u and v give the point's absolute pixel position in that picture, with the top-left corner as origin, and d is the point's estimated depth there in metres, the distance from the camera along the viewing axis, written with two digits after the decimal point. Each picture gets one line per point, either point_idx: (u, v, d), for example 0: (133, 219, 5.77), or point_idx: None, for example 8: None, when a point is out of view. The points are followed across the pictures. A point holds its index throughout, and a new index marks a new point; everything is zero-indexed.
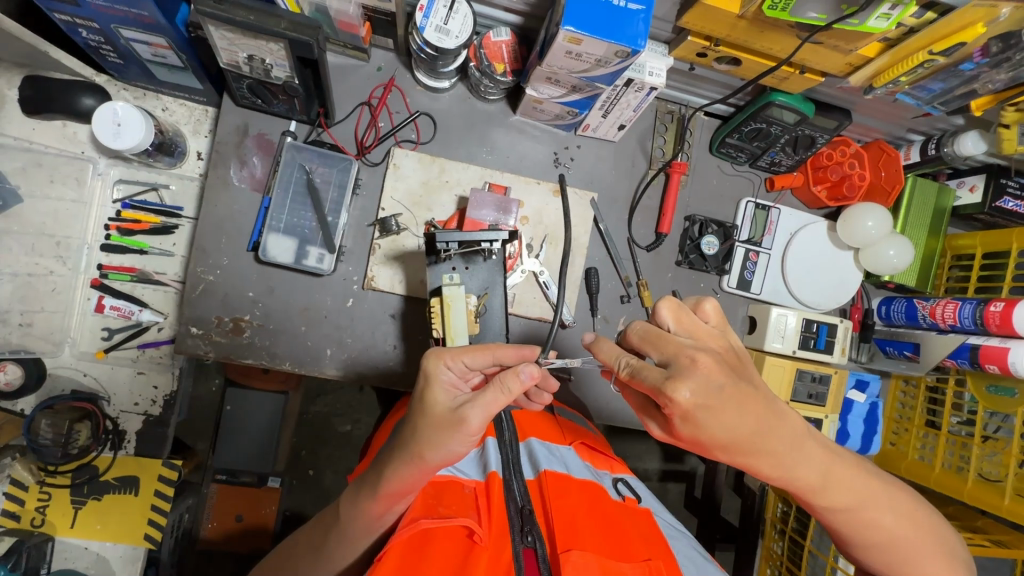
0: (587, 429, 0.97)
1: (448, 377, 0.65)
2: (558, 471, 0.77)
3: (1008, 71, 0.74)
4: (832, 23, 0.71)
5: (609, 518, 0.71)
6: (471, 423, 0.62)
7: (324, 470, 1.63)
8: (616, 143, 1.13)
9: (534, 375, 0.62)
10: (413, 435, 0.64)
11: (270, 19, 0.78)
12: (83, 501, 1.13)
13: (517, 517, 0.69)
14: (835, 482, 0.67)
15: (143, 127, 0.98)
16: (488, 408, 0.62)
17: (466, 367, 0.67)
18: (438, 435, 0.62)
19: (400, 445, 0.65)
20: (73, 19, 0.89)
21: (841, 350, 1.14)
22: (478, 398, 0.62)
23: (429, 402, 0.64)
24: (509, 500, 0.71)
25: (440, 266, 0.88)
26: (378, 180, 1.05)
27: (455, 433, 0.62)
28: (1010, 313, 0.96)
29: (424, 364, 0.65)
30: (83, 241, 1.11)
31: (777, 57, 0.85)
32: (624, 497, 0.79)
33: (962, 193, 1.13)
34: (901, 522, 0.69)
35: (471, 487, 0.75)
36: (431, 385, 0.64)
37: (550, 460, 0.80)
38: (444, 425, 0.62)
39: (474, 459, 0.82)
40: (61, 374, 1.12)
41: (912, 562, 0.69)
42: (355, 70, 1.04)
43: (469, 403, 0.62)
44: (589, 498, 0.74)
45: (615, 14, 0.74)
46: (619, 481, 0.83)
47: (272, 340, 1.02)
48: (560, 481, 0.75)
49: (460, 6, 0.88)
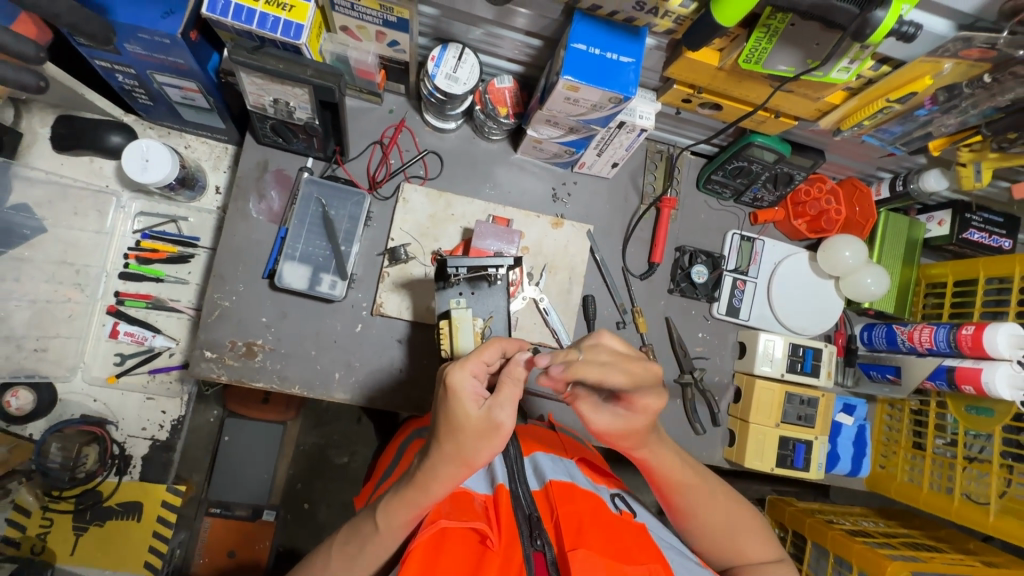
0: (586, 446, 1.01)
1: (472, 384, 0.68)
2: (564, 480, 0.80)
3: (957, 116, 0.83)
4: (800, 75, 0.78)
5: (611, 522, 0.75)
6: (503, 423, 0.67)
7: (319, 503, 1.65)
8: (610, 180, 1.22)
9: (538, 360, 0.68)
10: (451, 448, 0.67)
11: (296, 67, 0.87)
12: (84, 528, 1.13)
13: (525, 523, 0.73)
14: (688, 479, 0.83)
15: (170, 161, 1.05)
16: (515, 404, 0.68)
17: (483, 369, 0.70)
18: (480, 441, 0.67)
19: (437, 455, 0.68)
20: (111, 65, 0.98)
21: (827, 374, 1.20)
22: (501, 400, 0.67)
23: (457, 415, 0.67)
24: (516, 508, 0.75)
25: (448, 291, 0.92)
26: (389, 213, 1.12)
27: (494, 436, 0.67)
28: (981, 335, 1.02)
29: (448, 378, 0.67)
30: (103, 269, 1.16)
31: (753, 103, 0.94)
32: (622, 511, 0.82)
33: (931, 226, 1.23)
34: (735, 518, 0.84)
35: (482, 500, 0.78)
36: (458, 399, 0.67)
37: (556, 471, 0.83)
38: (482, 432, 0.67)
39: (483, 475, 0.86)
40: (73, 399, 1.14)
41: (741, 542, 0.83)
42: (368, 112, 1.12)
43: (498, 406, 0.67)
44: (596, 507, 0.76)
45: (608, 65, 0.82)
46: (617, 496, 0.87)
47: (283, 364, 1.06)
48: (566, 489, 0.78)
49: (468, 57, 0.98)
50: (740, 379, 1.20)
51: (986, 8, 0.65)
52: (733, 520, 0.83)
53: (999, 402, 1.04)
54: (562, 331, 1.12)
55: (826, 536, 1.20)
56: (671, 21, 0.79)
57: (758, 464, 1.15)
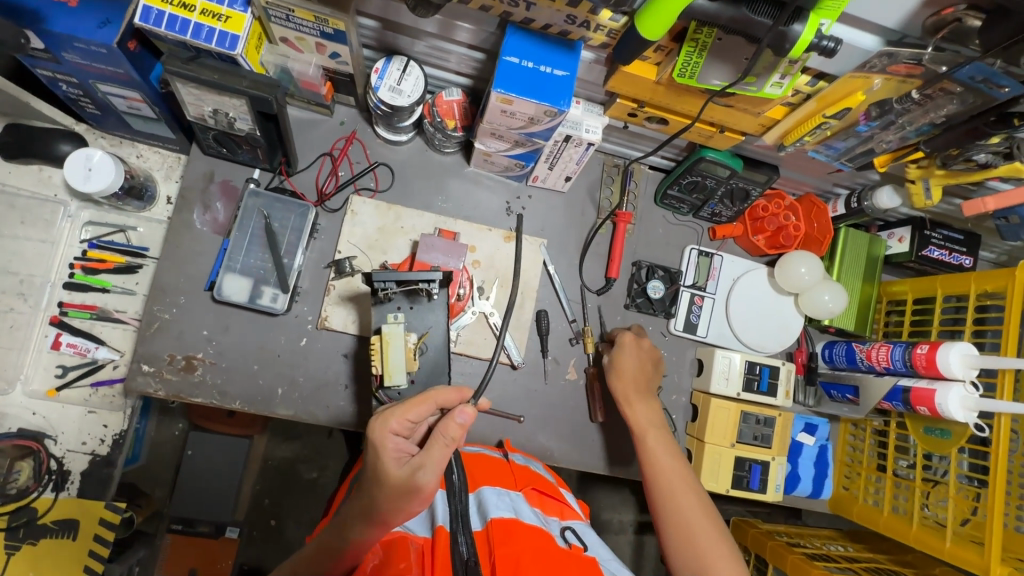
0: (543, 474, 0.98)
1: (395, 442, 0.70)
2: (508, 517, 0.77)
3: (896, 132, 0.81)
4: (730, 88, 0.76)
5: (556, 563, 0.72)
6: (425, 485, 0.67)
7: (286, 519, 1.68)
8: (566, 194, 1.20)
9: (469, 417, 0.71)
10: (371, 507, 0.67)
11: (232, 78, 0.87)
12: (17, 546, 1.09)
13: (461, 569, 0.70)
14: (677, 480, 0.93)
15: (114, 171, 1.04)
16: (440, 467, 0.69)
17: (409, 426, 0.73)
18: (398, 503, 0.67)
19: (359, 513, 0.68)
20: (54, 74, 0.97)
21: (785, 393, 1.17)
22: (427, 460, 0.68)
23: (378, 471, 0.68)
24: (455, 553, 0.72)
25: (385, 306, 0.90)
26: (337, 225, 1.10)
27: (414, 499, 0.67)
28: (934, 355, 1.00)
29: (371, 437, 0.70)
30: (47, 279, 1.15)
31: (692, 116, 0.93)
32: (571, 545, 0.79)
33: (892, 243, 1.21)
34: (708, 536, 0.86)
35: (418, 543, 0.75)
36: (381, 457, 0.69)
37: (500, 506, 0.80)
38: (401, 494, 0.67)
39: (424, 516, 0.83)
40: (10, 412, 1.11)
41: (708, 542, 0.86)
42: (319, 124, 1.12)
43: (421, 467, 0.68)
44: (539, 545, 0.74)
45: (542, 79, 0.82)
46: (567, 529, 0.84)
47: (223, 378, 1.04)
48: (507, 528, 0.75)
49: (413, 69, 0.97)
50: (697, 397, 1.18)
51: (910, 22, 0.65)
52: (710, 535, 0.86)
53: (956, 423, 1.01)
54: (511, 347, 1.11)
55: (785, 560, 1.17)
56: (604, 34, 0.78)
57: (715, 485, 1.12)
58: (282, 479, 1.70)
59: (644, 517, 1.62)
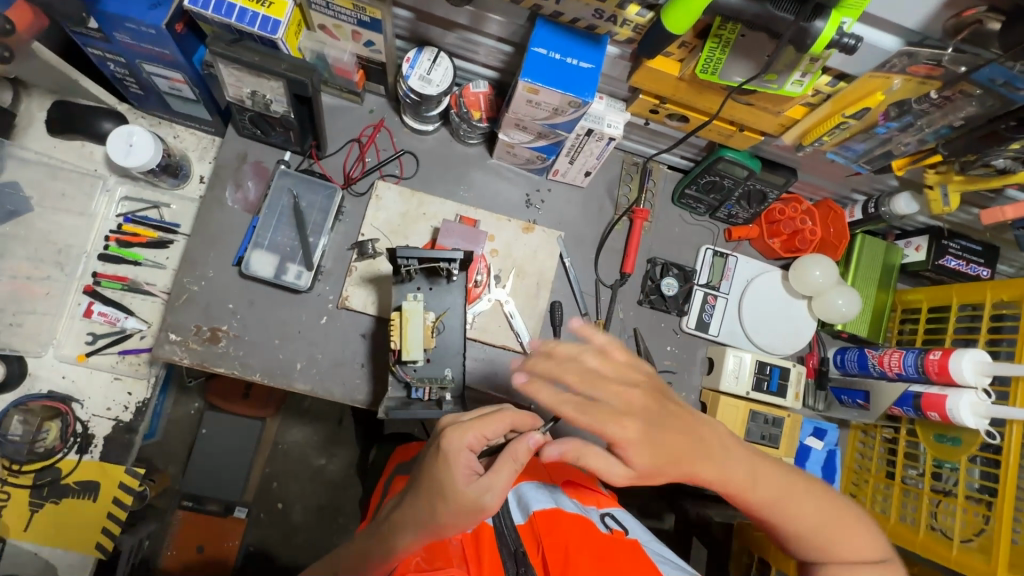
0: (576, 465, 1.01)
1: (467, 458, 0.70)
2: (549, 508, 0.82)
3: (914, 134, 0.83)
4: (745, 84, 0.78)
5: (602, 546, 0.75)
6: (489, 506, 0.69)
7: (292, 504, 1.72)
8: (585, 189, 1.23)
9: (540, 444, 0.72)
10: (432, 513, 0.69)
11: (272, 61, 0.91)
12: (41, 504, 1.13)
13: (511, 560, 0.77)
14: (770, 466, 0.81)
15: (153, 148, 1.09)
16: (505, 489, 0.70)
17: (481, 442, 0.72)
18: (461, 517, 0.69)
19: (415, 518, 0.70)
20: (103, 53, 1.02)
21: (795, 395, 1.18)
22: (496, 482, 0.70)
23: (447, 483, 0.69)
24: (502, 545, 0.79)
25: (406, 285, 0.93)
26: (361, 209, 1.14)
27: (475, 515, 0.70)
28: (947, 361, 1.00)
29: (445, 447, 0.70)
30: (83, 250, 1.20)
31: (707, 111, 0.95)
32: (612, 529, 0.82)
33: (909, 252, 1.21)
34: (829, 510, 0.80)
35: (458, 540, 0.82)
36: (451, 470, 0.69)
37: (539, 499, 0.85)
38: (466, 510, 0.69)
39: None
40: (42, 375, 1.16)
41: (837, 550, 0.79)
42: (349, 111, 1.16)
43: (489, 488, 0.70)
44: (583, 529, 0.78)
45: (568, 71, 0.84)
46: (607, 515, 0.86)
47: (245, 351, 1.07)
48: (550, 518, 0.80)
49: (442, 60, 1.01)
50: (705, 395, 1.19)
51: (930, 24, 0.66)
52: (831, 510, 0.81)
53: (968, 432, 1.02)
54: (525, 336, 1.13)
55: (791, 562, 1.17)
56: (630, 29, 0.81)
57: None
58: (292, 462, 1.74)
59: (648, 520, 1.62)
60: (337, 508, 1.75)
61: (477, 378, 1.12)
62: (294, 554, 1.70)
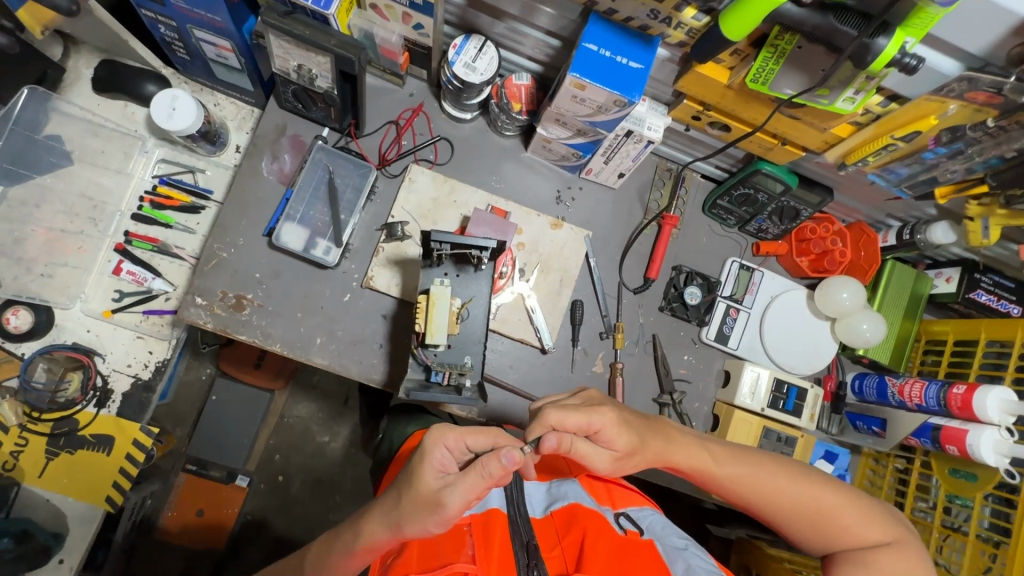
0: None
1: (441, 457, 0.71)
2: (567, 505, 0.84)
3: (963, 161, 0.82)
4: (796, 97, 0.78)
5: (616, 543, 0.76)
6: (449, 504, 0.68)
7: (293, 478, 1.75)
8: (616, 190, 1.22)
9: (514, 460, 0.67)
10: (402, 504, 0.71)
11: (322, 36, 0.91)
12: (56, 453, 1.15)
13: (522, 551, 0.75)
14: (758, 453, 0.86)
15: (195, 113, 1.10)
16: (466, 493, 0.68)
17: (461, 447, 0.73)
18: (420, 510, 0.69)
19: (385, 506, 0.73)
20: (156, 16, 1.04)
21: (810, 416, 1.17)
22: (459, 482, 0.68)
23: (415, 476, 0.70)
24: (514, 535, 0.77)
25: (434, 270, 0.94)
26: (393, 191, 1.14)
27: (433, 513, 0.68)
28: (971, 397, 0.99)
29: (423, 440, 0.72)
30: (118, 208, 1.22)
31: (753, 124, 0.95)
32: (627, 530, 0.81)
33: (938, 282, 1.20)
34: (819, 495, 0.80)
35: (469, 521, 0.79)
36: (423, 462, 0.70)
37: (556, 498, 0.86)
38: (427, 504, 0.69)
39: None
40: (67, 326, 1.18)
41: (844, 530, 0.79)
42: (389, 93, 1.16)
43: (452, 487, 0.68)
44: (599, 525, 0.78)
45: (617, 69, 0.84)
46: (622, 515, 0.85)
47: (267, 321, 1.08)
48: (568, 513, 0.82)
49: (489, 49, 1.01)
50: (719, 407, 1.18)
51: (994, 51, 0.65)
52: (848, 502, 0.80)
53: (985, 469, 1.01)
54: (545, 331, 1.13)
55: None
56: (683, 32, 0.80)
57: None
58: (297, 437, 1.77)
59: None
60: (336, 485, 1.78)
61: (493, 369, 1.12)
62: (290, 527, 1.73)
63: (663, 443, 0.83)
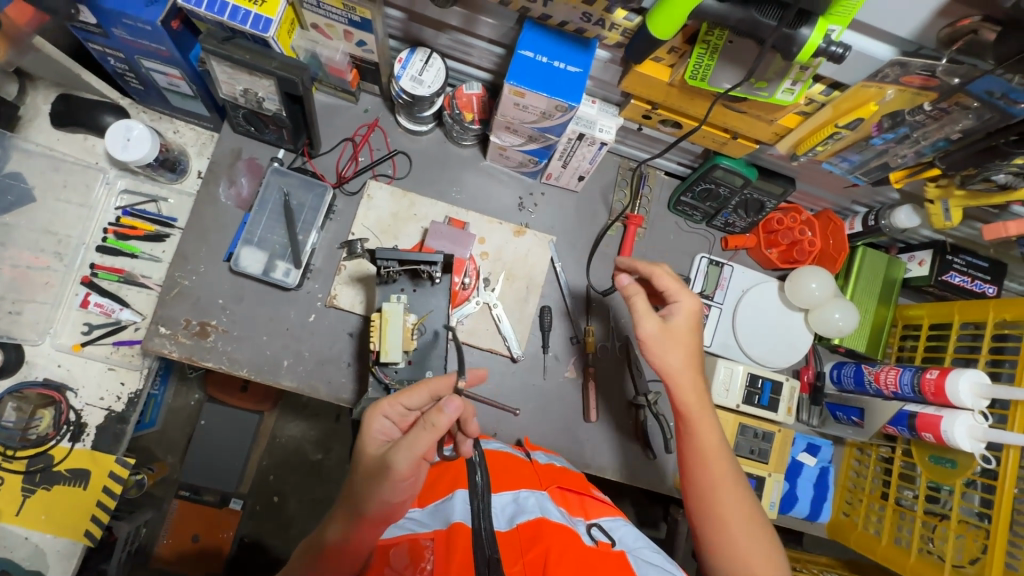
0: (564, 468, 1.00)
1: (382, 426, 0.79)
2: (533, 518, 0.81)
3: (911, 145, 0.81)
4: (729, 90, 0.77)
5: (583, 558, 0.75)
6: (396, 465, 0.71)
7: (289, 497, 1.72)
8: (579, 194, 1.22)
9: (453, 407, 0.71)
10: (357, 491, 0.75)
11: (262, 59, 0.91)
12: (33, 490, 1.15)
13: (484, 567, 0.72)
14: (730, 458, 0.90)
15: (149, 143, 1.11)
16: (412, 446, 0.71)
17: (399, 410, 0.79)
18: (372, 482, 0.73)
19: (350, 502, 0.75)
20: (104, 49, 1.04)
21: (787, 409, 1.15)
22: (401, 442, 0.72)
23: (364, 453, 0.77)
24: (477, 550, 0.73)
25: (389, 287, 0.94)
26: (353, 209, 1.14)
27: (385, 481, 0.72)
28: (943, 382, 0.97)
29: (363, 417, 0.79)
30: (82, 241, 1.22)
31: (694, 117, 0.93)
32: (598, 542, 0.81)
33: (912, 266, 1.18)
34: (747, 514, 0.84)
35: (430, 539, 0.77)
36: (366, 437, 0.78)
37: (523, 509, 0.83)
38: (377, 473, 0.73)
39: (437, 510, 0.84)
40: (38, 363, 1.18)
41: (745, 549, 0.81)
42: (344, 110, 1.16)
43: (398, 448, 0.72)
44: (564, 540, 0.77)
45: (556, 74, 0.84)
46: (594, 526, 0.85)
47: (233, 346, 1.08)
48: (534, 527, 0.79)
49: (435, 61, 1.01)
50: None
51: (924, 34, 0.64)
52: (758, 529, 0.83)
53: (962, 455, 0.99)
54: (512, 340, 1.12)
55: None
56: (619, 33, 0.79)
57: None
58: (289, 456, 1.74)
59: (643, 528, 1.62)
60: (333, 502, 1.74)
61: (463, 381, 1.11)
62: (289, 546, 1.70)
63: (693, 380, 0.90)
